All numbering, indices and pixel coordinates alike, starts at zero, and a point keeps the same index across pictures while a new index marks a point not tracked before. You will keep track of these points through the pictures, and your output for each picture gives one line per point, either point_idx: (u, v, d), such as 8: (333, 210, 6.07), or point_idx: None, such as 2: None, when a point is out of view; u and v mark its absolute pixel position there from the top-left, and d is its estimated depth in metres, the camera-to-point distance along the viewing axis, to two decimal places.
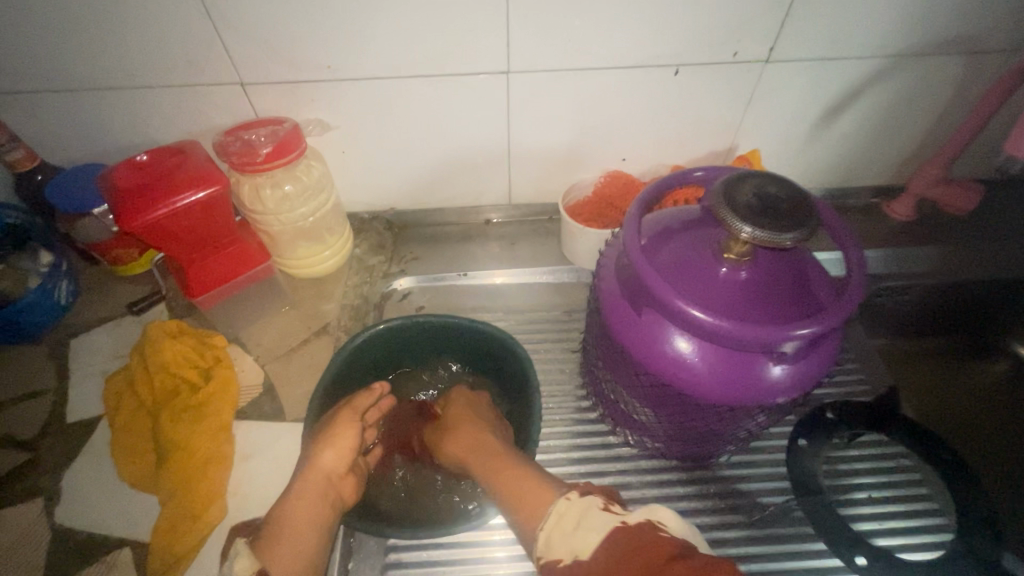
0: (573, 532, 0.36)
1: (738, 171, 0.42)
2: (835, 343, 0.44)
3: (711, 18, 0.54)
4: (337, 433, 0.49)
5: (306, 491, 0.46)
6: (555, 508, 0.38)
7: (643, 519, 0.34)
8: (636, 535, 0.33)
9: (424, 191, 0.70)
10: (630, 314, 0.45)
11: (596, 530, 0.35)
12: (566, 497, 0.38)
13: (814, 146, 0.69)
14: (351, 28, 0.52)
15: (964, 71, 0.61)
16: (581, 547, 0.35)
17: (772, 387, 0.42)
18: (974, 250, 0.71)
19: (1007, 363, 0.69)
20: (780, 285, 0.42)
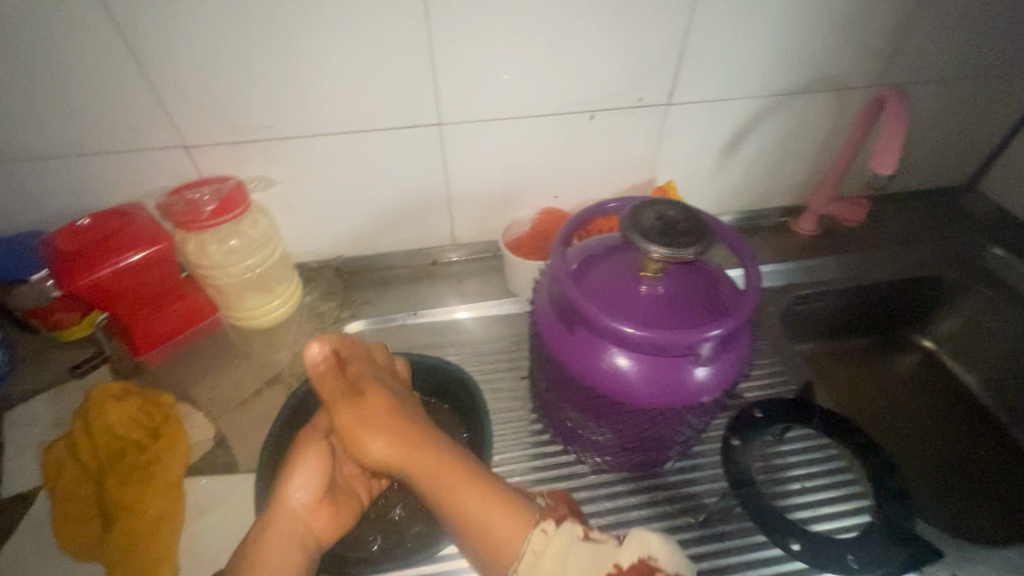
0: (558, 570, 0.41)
1: (643, 199, 0.47)
2: (746, 343, 0.49)
3: (616, 70, 0.61)
4: (298, 471, 0.49)
5: (272, 530, 0.47)
6: (529, 544, 0.42)
7: (635, 558, 0.41)
8: None
9: (370, 238, 0.73)
10: (560, 328, 0.50)
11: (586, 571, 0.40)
12: (543, 532, 0.43)
13: (723, 175, 0.77)
14: (291, 92, 0.56)
15: (835, 105, 0.71)
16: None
17: (695, 387, 0.47)
18: (870, 258, 0.81)
19: (914, 354, 0.85)
20: (691, 297, 0.48)
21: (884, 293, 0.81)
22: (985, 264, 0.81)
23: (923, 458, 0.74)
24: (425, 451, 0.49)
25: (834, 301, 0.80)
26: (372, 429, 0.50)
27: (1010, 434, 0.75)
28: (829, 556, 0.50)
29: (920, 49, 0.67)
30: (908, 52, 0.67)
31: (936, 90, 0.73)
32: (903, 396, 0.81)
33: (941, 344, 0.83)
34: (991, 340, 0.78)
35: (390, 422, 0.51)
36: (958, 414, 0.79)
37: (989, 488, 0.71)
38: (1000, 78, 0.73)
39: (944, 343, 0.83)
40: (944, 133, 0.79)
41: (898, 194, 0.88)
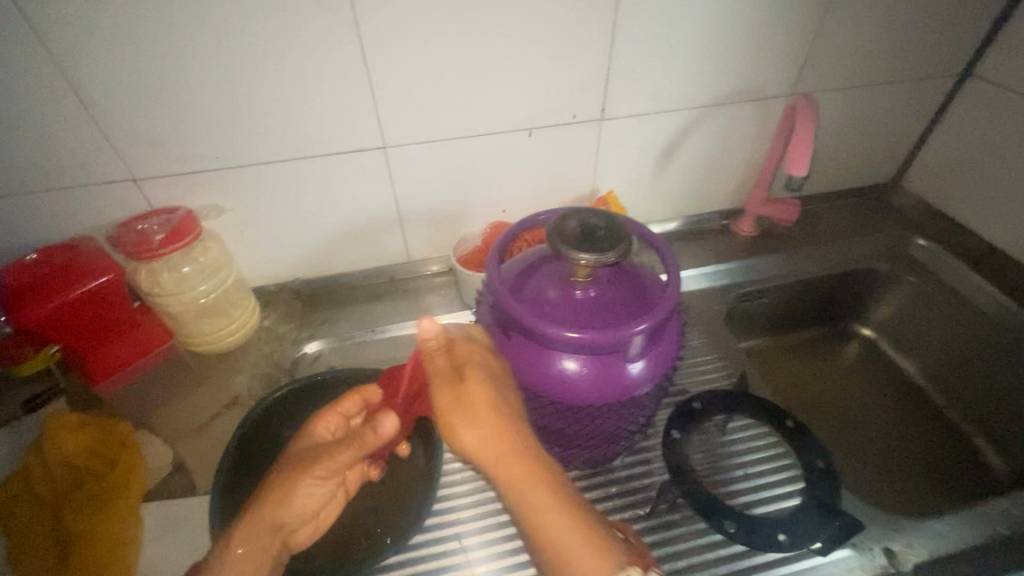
0: None
1: (568, 209, 0.51)
2: (675, 340, 0.53)
3: (548, 90, 0.65)
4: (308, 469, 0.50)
5: (257, 527, 0.47)
6: None
7: None
8: None
9: (326, 260, 0.75)
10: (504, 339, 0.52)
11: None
12: None
13: (661, 184, 0.81)
14: (236, 123, 0.59)
15: (757, 114, 0.76)
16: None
17: (626, 383, 0.50)
18: (806, 254, 0.86)
19: (856, 344, 0.90)
20: (620, 298, 0.51)
21: (822, 286, 0.86)
22: (912, 255, 0.87)
23: (867, 438, 0.79)
24: (524, 468, 0.45)
25: (776, 297, 0.85)
26: (464, 431, 0.47)
27: (945, 412, 0.80)
28: (761, 536, 0.52)
29: (831, 61, 0.73)
30: (820, 64, 0.73)
31: (851, 96, 0.79)
32: (848, 384, 0.86)
33: (880, 333, 0.89)
34: (922, 326, 0.84)
35: (493, 427, 0.47)
36: (898, 396, 0.84)
37: (924, 462, 0.76)
38: (908, 83, 0.79)
39: (882, 331, 0.89)
40: (864, 135, 0.85)
41: (830, 194, 0.93)
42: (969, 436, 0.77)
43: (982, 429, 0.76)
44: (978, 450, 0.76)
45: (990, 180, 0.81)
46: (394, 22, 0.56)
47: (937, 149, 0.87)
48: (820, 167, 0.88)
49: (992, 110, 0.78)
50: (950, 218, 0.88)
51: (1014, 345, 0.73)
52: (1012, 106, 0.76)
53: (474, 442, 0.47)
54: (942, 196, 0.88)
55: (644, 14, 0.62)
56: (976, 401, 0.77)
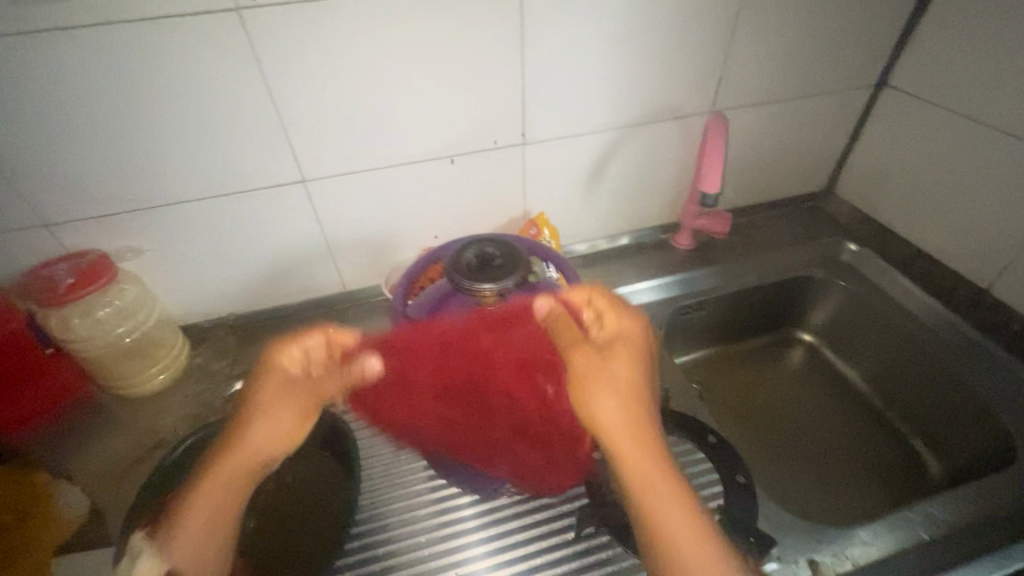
0: None
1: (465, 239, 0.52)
2: None
3: (466, 119, 0.67)
4: (280, 410, 0.51)
5: (221, 470, 0.49)
6: None
7: None
8: None
9: (259, 293, 0.74)
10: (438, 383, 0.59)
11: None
12: None
13: (594, 202, 0.82)
14: (148, 164, 0.59)
15: (680, 131, 0.78)
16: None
17: None
18: (745, 264, 0.87)
19: (800, 350, 0.91)
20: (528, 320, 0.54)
21: (760, 296, 0.88)
22: (845, 260, 0.89)
23: (806, 445, 0.80)
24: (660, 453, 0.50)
25: (715, 308, 0.86)
26: (609, 407, 0.51)
27: (883, 415, 0.82)
28: None
29: (747, 77, 0.75)
30: (736, 81, 0.75)
31: (773, 110, 0.81)
32: (792, 390, 0.88)
33: (819, 338, 0.91)
34: (857, 330, 0.86)
35: (631, 413, 0.51)
36: (839, 401, 0.85)
37: (862, 466, 0.77)
38: (827, 95, 0.82)
39: (821, 337, 0.91)
40: (792, 146, 0.87)
41: (766, 203, 0.95)
42: (907, 438, 0.78)
43: (918, 432, 0.78)
44: (917, 453, 0.77)
45: (911, 185, 0.83)
46: (299, 62, 0.56)
47: (863, 157, 0.89)
48: (753, 178, 0.90)
49: (907, 118, 0.81)
50: (880, 222, 0.90)
51: (941, 349, 0.75)
52: (925, 114, 0.78)
53: (615, 416, 0.51)
54: (871, 201, 0.91)
55: (550, 43, 0.63)
56: (912, 404, 0.79)
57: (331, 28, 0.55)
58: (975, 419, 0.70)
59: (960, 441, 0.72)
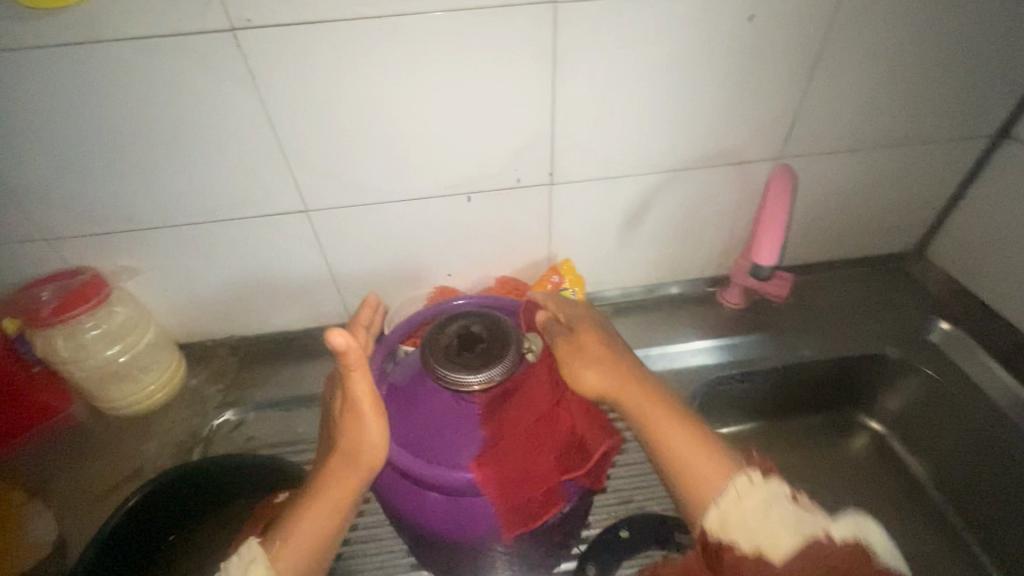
0: (758, 515, 0.40)
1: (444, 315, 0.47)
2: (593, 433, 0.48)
3: (486, 154, 0.59)
4: (360, 424, 0.42)
5: (337, 482, 0.43)
6: (735, 488, 0.42)
7: (848, 536, 0.39)
8: (831, 551, 0.39)
9: (260, 318, 0.71)
10: (395, 477, 0.44)
11: (790, 530, 0.39)
12: (747, 479, 0.42)
13: (630, 249, 0.73)
14: (145, 185, 0.56)
15: (738, 179, 0.67)
16: (770, 544, 0.39)
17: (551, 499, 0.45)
18: (801, 335, 0.76)
19: (867, 437, 0.77)
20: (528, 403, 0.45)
21: (818, 372, 0.75)
22: (930, 341, 0.75)
23: None
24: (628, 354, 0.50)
25: (763, 381, 0.74)
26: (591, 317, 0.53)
27: (962, 538, 0.67)
28: None
29: (827, 122, 0.63)
30: (812, 127, 0.63)
31: (855, 160, 0.68)
32: (851, 485, 0.74)
33: (890, 428, 0.76)
34: (940, 430, 0.71)
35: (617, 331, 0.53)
36: (909, 509, 0.71)
37: None
38: (928, 145, 0.68)
39: (893, 428, 0.76)
40: (877, 201, 0.74)
41: (836, 262, 0.82)
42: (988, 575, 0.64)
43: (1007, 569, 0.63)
44: None
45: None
46: (299, 87, 0.51)
47: (966, 219, 0.74)
48: (826, 233, 0.77)
49: None
50: (979, 299, 0.75)
51: None
52: None
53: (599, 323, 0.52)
54: (970, 273, 0.76)
55: (586, 74, 0.55)
56: (1000, 534, 0.64)
57: (336, 53, 0.50)
58: None
59: None
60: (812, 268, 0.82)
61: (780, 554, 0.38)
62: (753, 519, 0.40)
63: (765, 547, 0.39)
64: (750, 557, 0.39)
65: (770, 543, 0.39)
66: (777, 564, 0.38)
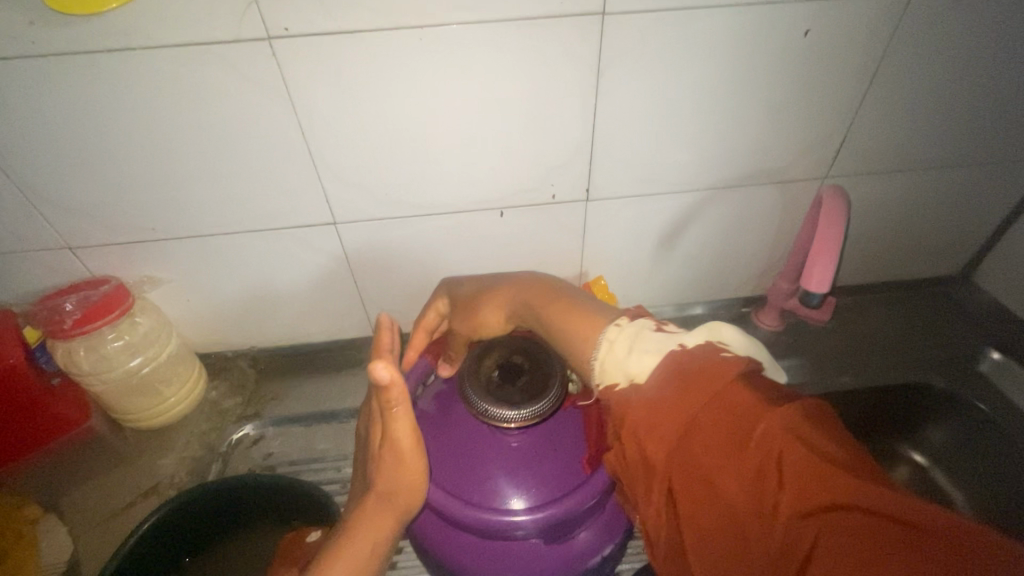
0: (626, 351, 0.37)
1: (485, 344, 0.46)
2: None
3: (521, 169, 0.57)
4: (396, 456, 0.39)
5: (374, 523, 0.38)
6: (606, 336, 0.39)
7: (704, 341, 0.35)
8: (695, 354, 0.34)
9: (282, 330, 0.69)
10: (428, 516, 0.42)
11: (652, 352, 0.36)
12: (615, 325, 0.40)
13: (664, 267, 0.70)
14: (171, 193, 0.54)
15: (780, 198, 0.64)
16: (635, 368, 0.36)
17: (590, 546, 0.42)
18: (836, 361, 0.73)
19: (909, 471, 0.71)
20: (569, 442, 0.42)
21: (858, 400, 0.71)
22: (979, 371, 0.71)
23: None
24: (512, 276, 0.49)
25: None
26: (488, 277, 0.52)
27: None
28: None
29: (878, 142, 0.60)
30: (862, 145, 0.60)
31: (905, 180, 0.65)
32: None
33: (934, 461, 0.70)
34: (991, 466, 0.65)
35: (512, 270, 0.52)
36: None
37: None
38: (983, 166, 0.65)
39: (936, 461, 0.70)
40: (924, 223, 0.70)
41: (876, 284, 0.79)
42: None
43: None
44: None
45: None
46: (332, 98, 0.50)
47: (1019, 244, 0.71)
48: (867, 255, 0.74)
49: None
50: None
51: None
52: None
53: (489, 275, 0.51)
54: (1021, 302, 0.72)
55: (630, 89, 0.52)
56: None
57: (374, 65, 0.48)
58: None
59: None
60: (849, 290, 0.79)
61: (643, 377, 0.35)
62: (614, 356, 0.38)
63: (632, 376, 0.36)
64: (623, 387, 0.36)
65: (638, 370, 0.36)
66: (643, 386, 0.35)
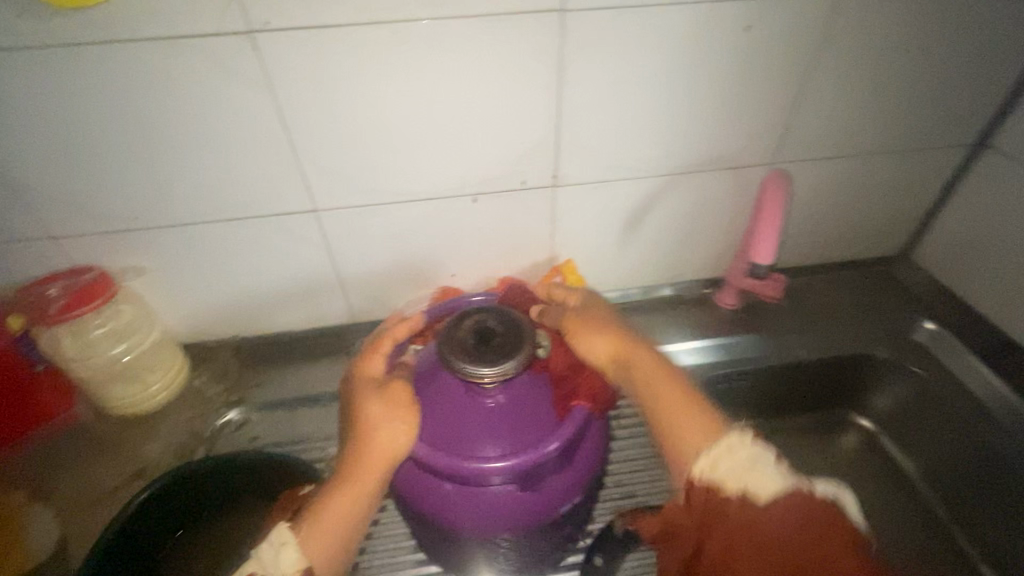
0: (742, 470, 0.42)
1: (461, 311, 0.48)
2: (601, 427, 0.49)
3: (492, 157, 0.61)
4: (383, 417, 0.44)
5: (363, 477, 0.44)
6: (725, 446, 0.44)
7: (829, 497, 0.41)
8: (813, 507, 0.39)
9: (263, 317, 0.71)
10: (411, 471, 0.45)
11: (777, 480, 0.41)
12: (742, 434, 0.44)
13: (630, 251, 0.75)
14: (155, 184, 0.56)
15: (734, 183, 0.69)
16: (755, 485, 0.41)
17: (559, 495, 0.46)
18: (796, 335, 0.78)
19: (857, 436, 0.79)
20: (538, 398, 0.45)
21: (811, 373, 0.77)
22: (917, 340, 0.77)
23: None
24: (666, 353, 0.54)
25: (758, 380, 0.77)
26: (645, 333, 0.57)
27: (948, 532, 0.70)
28: None
29: (819, 129, 0.66)
30: (805, 132, 0.66)
31: (845, 166, 0.71)
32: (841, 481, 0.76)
33: (879, 425, 0.78)
34: (927, 428, 0.73)
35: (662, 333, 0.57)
36: (898, 502, 0.74)
37: None
38: (913, 152, 0.71)
39: (883, 426, 0.78)
40: (865, 205, 0.76)
41: (826, 265, 0.85)
42: (976, 564, 0.67)
43: (992, 561, 0.66)
44: None
45: (1003, 266, 0.72)
46: (311, 88, 0.52)
47: (949, 224, 0.78)
48: (816, 237, 0.80)
49: (1008, 188, 0.69)
50: (961, 300, 0.79)
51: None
52: None
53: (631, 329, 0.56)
54: (953, 276, 0.79)
55: (591, 80, 0.57)
56: (984, 524, 0.67)
57: (351, 57, 0.51)
58: None
59: None
60: (802, 270, 0.84)
61: (763, 497, 0.40)
62: (737, 468, 0.42)
63: (749, 491, 0.41)
64: (734, 497, 0.41)
65: (756, 488, 0.41)
66: (761, 507, 0.40)
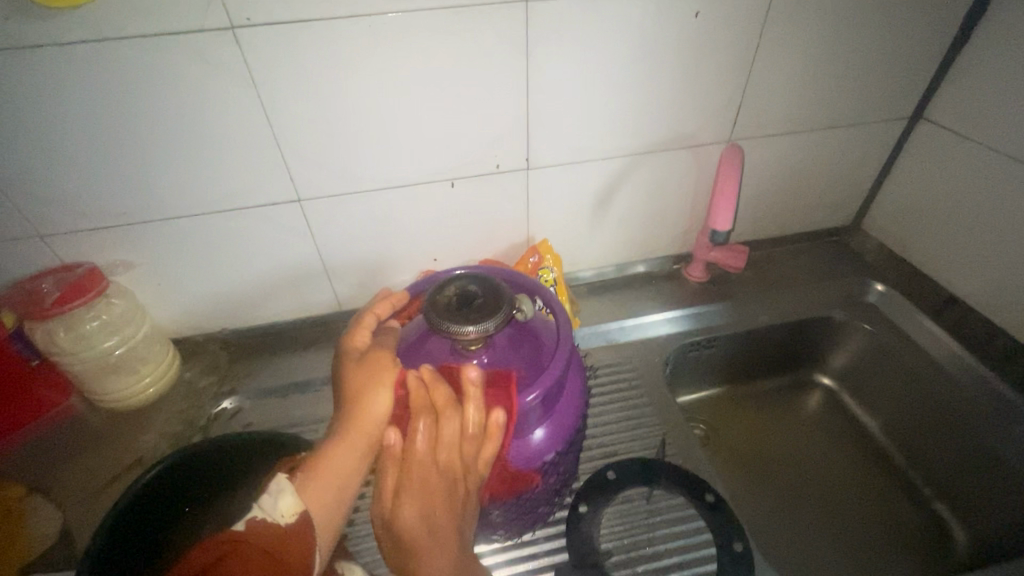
0: None
1: (444, 279, 0.51)
2: (578, 384, 0.54)
3: (467, 143, 0.64)
4: (368, 383, 0.47)
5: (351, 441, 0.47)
6: None
7: None
8: None
9: (251, 309, 0.73)
10: None
11: None
12: None
13: (601, 229, 0.79)
14: (143, 178, 0.58)
15: (694, 161, 0.74)
16: None
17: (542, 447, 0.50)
18: (760, 302, 0.83)
19: (820, 393, 0.85)
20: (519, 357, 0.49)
21: (773, 337, 0.83)
22: (869, 302, 0.84)
23: (824, 509, 0.72)
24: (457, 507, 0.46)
25: (726, 346, 0.82)
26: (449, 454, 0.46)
27: (907, 476, 0.75)
28: None
29: (769, 106, 0.71)
30: (757, 110, 0.71)
31: (795, 142, 0.76)
32: (808, 437, 0.81)
33: (839, 383, 0.84)
34: (881, 380, 0.79)
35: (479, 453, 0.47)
36: (860, 452, 0.78)
37: (885, 543, 0.69)
38: (856, 126, 0.77)
39: (841, 381, 0.84)
40: (816, 179, 0.82)
41: (785, 237, 0.91)
42: (931, 503, 0.71)
43: (945, 497, 0.71)
44: (941, 518, 0.70)
45: (940, 228, 0.78)
46: (291, 79, 0.55)
47: (892, 194, 0.84)
48: (774, 210, 0.85)
49: (941, 156, 0.76)
50: (906, 263, 0.85)
51: (971, 409, 0.69)
52: (960, 152, 0.73)
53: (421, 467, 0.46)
54: (899, 241, 0.85)
55: (556, 65, 0.61)
56: (937, 463, 0.72)
57: (329, 50, 0.54)
58: (1012, 493, 0.64)
59: (994, 513, 0.65)
60: (762, 244, 0.90)
61: None
62: None
63: None
64: None
65: None
66: None
